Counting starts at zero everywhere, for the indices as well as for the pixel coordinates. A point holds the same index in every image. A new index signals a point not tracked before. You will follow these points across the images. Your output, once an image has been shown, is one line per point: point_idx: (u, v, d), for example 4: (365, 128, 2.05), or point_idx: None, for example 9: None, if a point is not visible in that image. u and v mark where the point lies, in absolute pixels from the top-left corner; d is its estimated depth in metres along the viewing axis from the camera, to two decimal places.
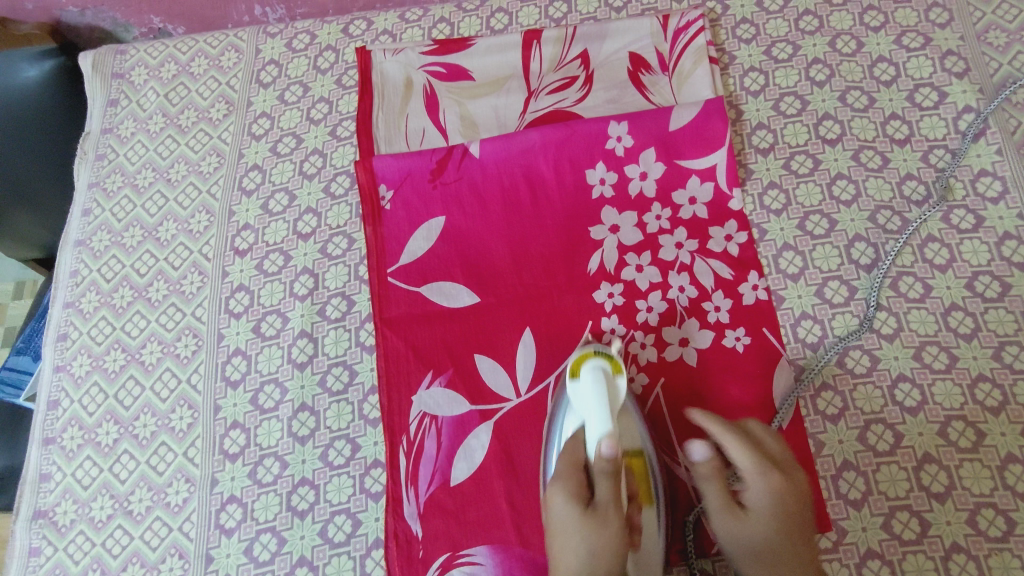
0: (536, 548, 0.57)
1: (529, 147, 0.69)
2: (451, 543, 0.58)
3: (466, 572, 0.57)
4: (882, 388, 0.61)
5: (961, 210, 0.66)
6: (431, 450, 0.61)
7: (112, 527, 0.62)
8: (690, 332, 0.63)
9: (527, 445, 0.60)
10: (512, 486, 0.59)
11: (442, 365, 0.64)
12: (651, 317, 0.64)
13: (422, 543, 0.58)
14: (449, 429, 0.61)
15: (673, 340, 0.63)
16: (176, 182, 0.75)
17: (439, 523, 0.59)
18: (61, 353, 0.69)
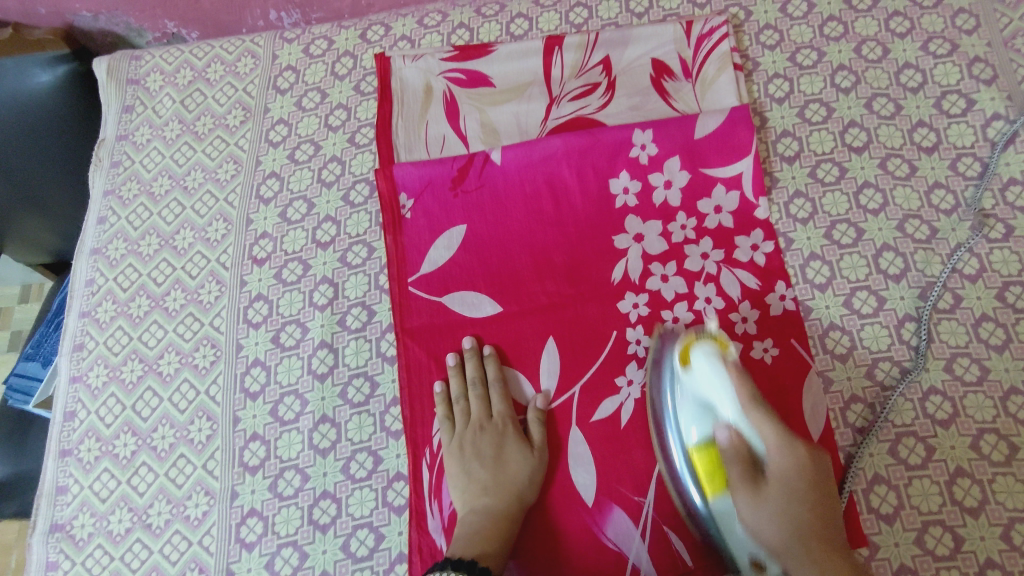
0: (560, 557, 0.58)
1: (551, 154, 0.68)
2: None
3: None
4: (914, 401, 0.60)
5: (991, 219, 0.65)
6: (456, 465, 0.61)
7: (130, 540, 0.61)
8: None
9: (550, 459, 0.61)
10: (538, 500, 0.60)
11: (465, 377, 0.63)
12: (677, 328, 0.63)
13: None
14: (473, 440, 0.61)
15: None
16: (193, 189, 0.74)
17: None
18: (77, 363, 0.69)
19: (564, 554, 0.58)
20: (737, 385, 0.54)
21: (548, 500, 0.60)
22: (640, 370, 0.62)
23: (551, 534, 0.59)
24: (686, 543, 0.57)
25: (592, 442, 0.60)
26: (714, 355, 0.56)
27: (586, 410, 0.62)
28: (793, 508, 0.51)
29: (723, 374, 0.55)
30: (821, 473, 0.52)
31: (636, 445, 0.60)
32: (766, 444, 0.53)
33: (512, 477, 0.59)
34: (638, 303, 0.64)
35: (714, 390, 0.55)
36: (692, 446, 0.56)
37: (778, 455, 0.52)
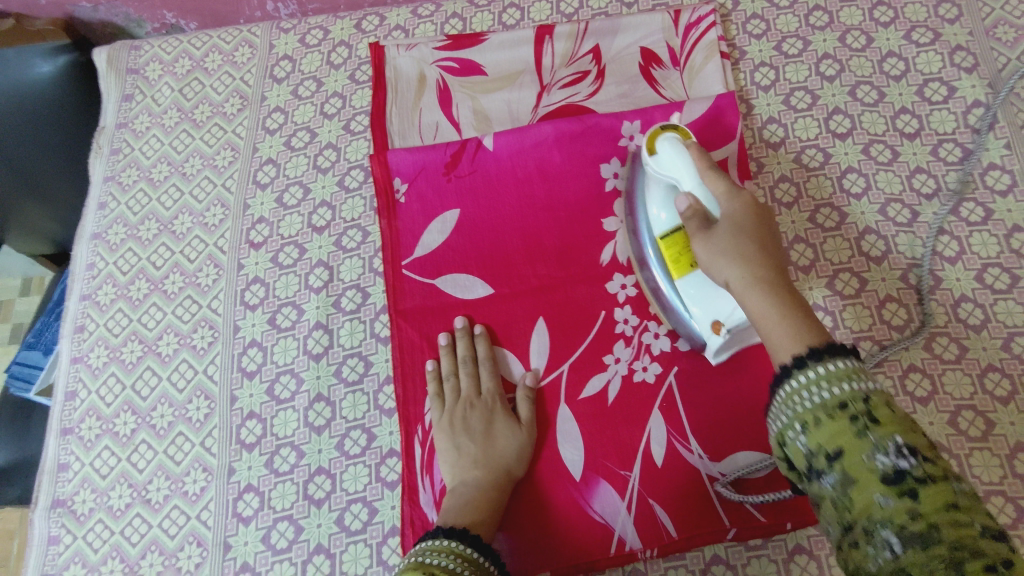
0: (548, 529, 0.60)
1: (542, 140, 0.70)
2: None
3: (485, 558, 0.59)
4: (894, 379, 0.61)
5: (971, 204, 0.67)
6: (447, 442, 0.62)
7: (130, 515, 0.63)
8: None
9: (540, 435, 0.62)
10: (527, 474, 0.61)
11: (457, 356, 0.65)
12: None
13: None
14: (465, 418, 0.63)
15: None
16: (191, 175, 0.75)
17: None
18: (78, 344, 0.70)
19: (553, 527, 0.60)
20: (695, 156, 0.57)
21: (537, 475, 0.61)
22: (627, 349, 0.64)
23: (541, 508, 0.60)
24: (671, 516, 0.58)
25: (580, 419, 0.62)
26: (678, 139, 0.59)
27: (574, 388, 0.63)
28: (740, 242, 0.52)
29: (682, 150, 0.57)
30: (770, 229, 0.53)
31: (623, 422, 0.61)
32: (716, 198, 0.54)
33: (502, 451, 0.60)
34: (625, 284, 0.66)
35: (671, 164, 0.58)
36: (660, 236, 0.59)
37: (726, 204, 0.54)
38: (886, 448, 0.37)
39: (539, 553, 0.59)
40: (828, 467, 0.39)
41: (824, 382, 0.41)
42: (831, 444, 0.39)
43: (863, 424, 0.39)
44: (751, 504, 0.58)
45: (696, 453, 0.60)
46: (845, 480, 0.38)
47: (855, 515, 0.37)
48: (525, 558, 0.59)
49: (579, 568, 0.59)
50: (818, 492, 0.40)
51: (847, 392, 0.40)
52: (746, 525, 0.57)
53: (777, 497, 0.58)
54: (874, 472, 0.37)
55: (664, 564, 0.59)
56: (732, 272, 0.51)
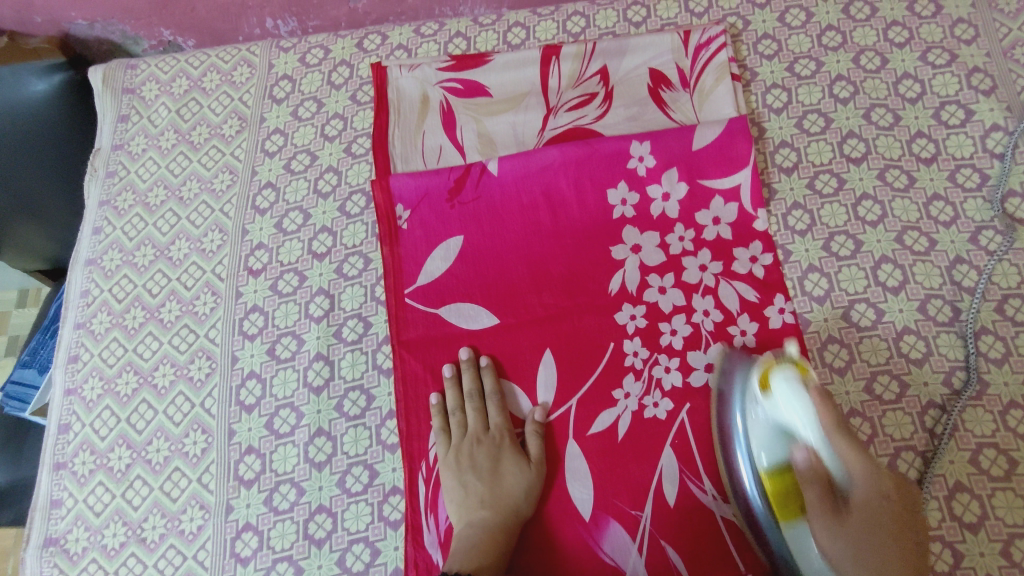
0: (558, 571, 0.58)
1: (549, 165, 0.68)
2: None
3: None
4: (912, 415, 0.59)
5: (990, 232, 0.65)
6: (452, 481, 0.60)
7: (125, 555, 0.61)
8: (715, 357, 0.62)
9: (548, 473, 0.60)
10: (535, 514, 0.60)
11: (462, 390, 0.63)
12: (675, 340, 0.63)
13: None
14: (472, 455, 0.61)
15: (698, 364, 0.62)
16: (188, 200, 0.74)
17: None
18: (72, 375, 0.68)
19: (562, 569, 0.58)
20: (823, 413, 0.49)
21: (545, 514, 0.59)
22: (637, 383, 0.62)
23: (550, 549, 0.59)
24: (683, 558, 0.57)
25: (589, 456, 0.60)
26: (798, 383, 0.51)
27: (582, 423, 0.61)
28: (877, 540, 0.47)
29: (807, 399, 0.50)
30: (905, 503, 0.49)
31: (633, 459, 0.60)
32: (849, 469, 0.48)
33: (511, 489, 0.59)
34: (635, 315, 0.64)
35: (795, 413, 0.50)
36: (764, 470, 0.53)
37: (858, 472, 0.48)
38: None
39: None
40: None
41: None
42: None
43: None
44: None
45: (710, 494, 0.58)
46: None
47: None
48: None
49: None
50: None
51: None
52: (761, 569, 0.56)
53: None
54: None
55: None
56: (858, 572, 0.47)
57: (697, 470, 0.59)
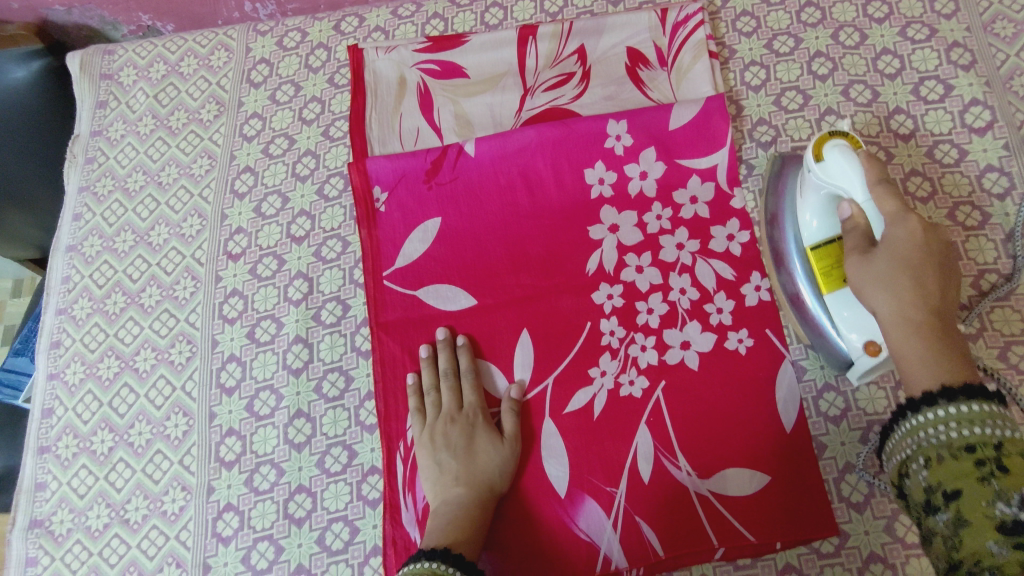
0: (535, 548, 0.59)
1: (526, 145, 0.68)
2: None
3: None
4: (887, 389, 0.60)
5: (967, 207, 0.65)
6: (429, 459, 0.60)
7: (109, 536, 0.62)
8: (691, 335, 0.62)
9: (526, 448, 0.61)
10: (515, 489, 0.60)
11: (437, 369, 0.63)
12: (651, 319, 0.63)
13: None
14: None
15: (674, 342, 0.62)
16: (167, 185, 0.74)
17: None
18: (55, 360, 0.69)
19: (538, 547, 0.59)
20: (868, 170, 0.53)
21: (524, 489, 0.60)
22: (613, 361, 0.62)
23: (524, 526, 0.59)
24: (657, 534, 0.58)
25: (565, 434, 0.61)
26: (847, 150, 0.54)
27: (558, 402, 0.62)
28: (896, 269, 0.50)
29: (854, 160, 0.54)
30: (941, 256, 0.50)
31: (609, 436, 0.60)
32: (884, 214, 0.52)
33: (488, 466, 0.59)
34: (612, 295, 0.64)
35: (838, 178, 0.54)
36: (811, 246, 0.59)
37: (891, 225, 0.51)
38: (1010, 500, 0.40)
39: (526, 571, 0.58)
40: (945, 504, 0.42)
41: (957, 418, 0.43)
42: (953, 486, 0.42)
43: (990, 471, 0.41)
44: (739, 521, 0.57)
45: (684, 469, 0.59)
46: (959, 519, 0.41)
47: (963, 549, 0.40)
48: None
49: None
50: (931, 527, 0.43)
51: (977, 436, 0.42)
52: (734, 543, 0.57)
53: (763, 514, 0.57)
54: (992, 519, 0.40)
55: None
56: (887, 310, 0.50)
57: (672, 446, 0.59)
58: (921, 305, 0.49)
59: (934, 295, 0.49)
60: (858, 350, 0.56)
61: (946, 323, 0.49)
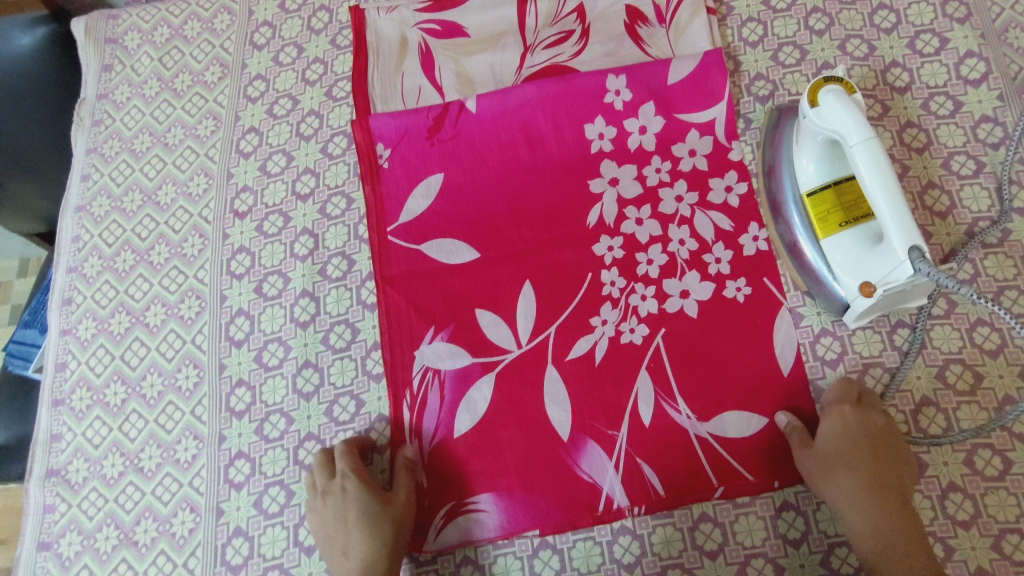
0: (535, 493, 0.60)
1: (526, 101, 0.69)
2: (457, 493, 0.60)
3: (474, 518, 0.60)
4: (881, 333, 0.62)
5: (962, 157, 0.66)
6: (435, 403, 0.62)
7: (123, 483, 0.63)
8: (690, 284, 0.63)
9: (530, 394, 0.62)
10: (518, 435, 0.61)
11: (443, 321, 0.64)
12: (651, 269, 0.64)
13: (428, 491, 0.60)
14: (451, 383, 0.63)
15: (673, 291, 0.63)
16: (174, 146, 0.75)
17: (446, 472, 0.61)
18: (66, 317, 0.70)
19: (540, 488, 0.60)
20: (859, 116, 0.54)
21: (526, 435, 0.61)
22: (614, 310, 0.64)
23: (526, 469, 0.60)
24: (658, 474, 0.59)
25: (567, 381, 0.62)
26: (842, 95, 0.55)
27: (561, 349, 0.63)
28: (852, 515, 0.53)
29: (845, 106, 0.55)
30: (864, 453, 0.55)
31: (610, 381, 0.62)
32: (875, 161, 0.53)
33: (370, 533, 0.55)
34: (612, 247, 0.65)
35: (834, 124, 0.55)
36: (807, 193, 0.61)
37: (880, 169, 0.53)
38: None
39: (529, 515, 0.59)
40: None
41: None
42: None
43: None
44: (738, 462, 0.59)
45: (684, 412, 0.60)
46: None
47: None
48: (514, 522, 0.59)
49: (565, 528, 0.59)
50: None
51: None
52: (733, 482, 0.58)
53: (760, 454, 0.59)
54: None
55: (651, 521, 0.59)
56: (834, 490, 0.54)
57: (671, 390, 0.61)
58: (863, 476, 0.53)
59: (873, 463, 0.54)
60: (854, 291, 0.58)
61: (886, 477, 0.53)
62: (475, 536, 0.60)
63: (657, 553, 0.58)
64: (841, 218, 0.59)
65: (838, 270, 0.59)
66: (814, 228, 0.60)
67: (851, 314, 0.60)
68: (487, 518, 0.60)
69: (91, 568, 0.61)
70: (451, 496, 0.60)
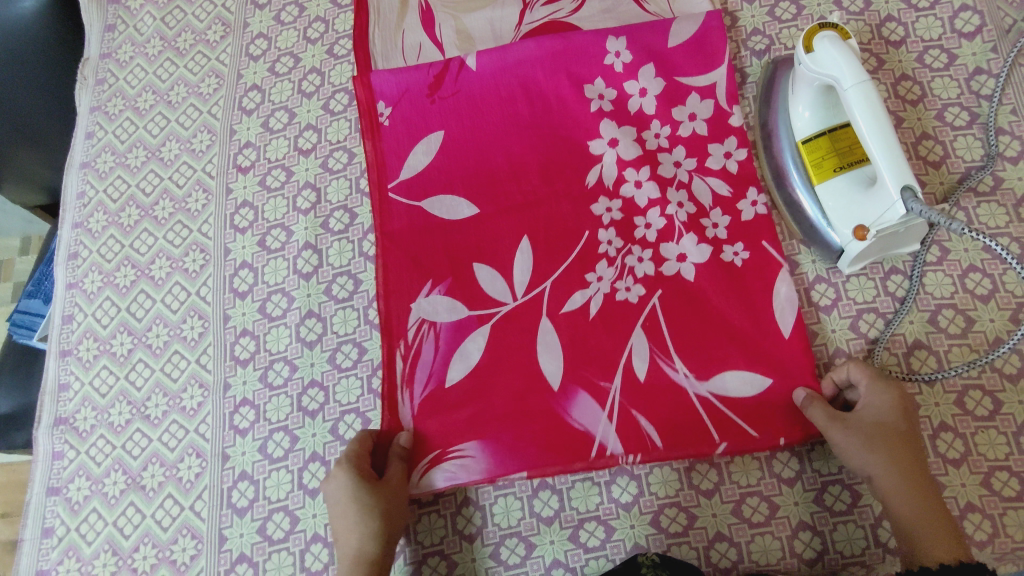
0: (520, 447, 0.59)
1: (526, 57, 0.70)
2: (442, 440, 0.59)
3: (456, 465, 0.59)
4: (875, 280, 0.63)
5: (955, 108, 0.67)
6: (429, 355, 0.62)
7: (131, 430, 0.64)
8: (688, 247, 0.63)
9: (527, 347, 0.61)
10: (510, 387, 0.60)
11: (441, 274, 0.64)
12: (649, 233, 0.64)
13: (414, 439, 0.60)
14: (447, 336, 0.62)
15: (671, 254, 0.63)
16: (176, 103, 0.76)
17: (433, 421, 0.60)
18: (73, 271, 0.72)
19: (529, 433, 0.59)
20: (853, 60, 0.55)
21: (518, 387, 0.60)
22: (611, 268, 0.63)
23: (516, 415, 0.59)
24: (656, 427, 0.58)
25: (560, 330, 0.61)
26: (837, 40, 0.56)
27: (555, 301, 0.62)
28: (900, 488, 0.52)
29: (841, 51, 0.56)
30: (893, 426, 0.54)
31: (605, 332, 0.61)
32: (868, 105, 0.54)
33: (363, 528, 0.54)
34: (611, 208, 0.65)
35: (829, 69, 0.56)
36: (801, 140, 0.62)
37: (872, 113, 0.54)
38: None
39: (511, 466, 0.58)
40: None
41: None
42: None
43: None
44: (740, 418, 0.58)
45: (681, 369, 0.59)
46: None
47: None
48: (495, 471, 0.58)
49: (553, 471, 0.58)
50: None
51: None
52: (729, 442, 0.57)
53: (763, 412, 0.58)
54: None
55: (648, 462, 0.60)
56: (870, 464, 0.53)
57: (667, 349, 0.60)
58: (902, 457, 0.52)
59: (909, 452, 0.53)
60: (848, 237, 0.59)
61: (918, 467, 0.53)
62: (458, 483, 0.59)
63: (655, 493, 0.59)
64: (835, 164, 0.60)
65: (832, 216, 0.60)
66: (809, 176, 0.61)
67: (845, 260, 0.61)
68: (471, 464, 0.59)
69: (100, 512, 0.62)
70: (436, 444, 0.59)
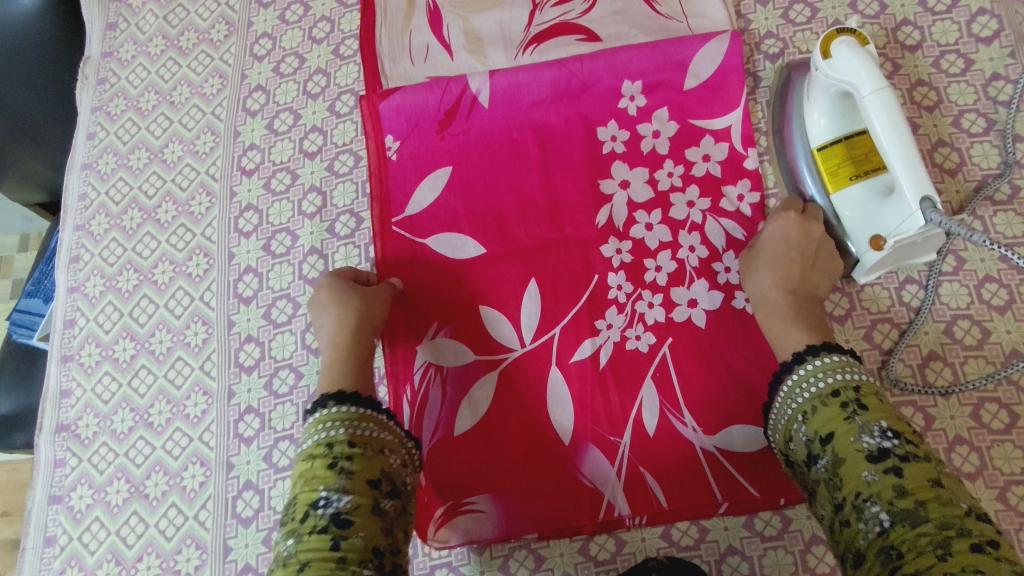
0: (533, 499, 0.58)
1: (538, 99, 0.67)
2: (455, 491, 0.59)
3: (470, 518, 0.59)
4: (890, 289, 0.62)
5: (972, 115, 0.66)
6: (436, 401, 0.61)
7: (134, 438, 0.64)
8: (698, 294, 0.61)
9: (537, 394, 0.61)
10: (519, 438, 0.60)
11: (446, 315, 0.63)
12: (659, 276, 0.62)
13: (426, 491, 0.60)
14: (454, 378, 0.62)
15: (681, 300, 0.61)
16: (179, 104, 0.74)
17: (444, 472, 0.60)
18: (74, 274, 0.70)
19: (540, 489, 0.59)
20: (874, 67, 0.54)
21: (528, 438, 0.60)
22: (621, 315, 0.62)
23: (527, 467, 0.59)
24: (662, 485, 0.58)
25: (571, 382, 0.60)
26: (857, 46, 0.55)
27: (564, 351, 0.61)
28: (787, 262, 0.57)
29: (863, 57, 0.54)
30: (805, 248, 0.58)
31: (615, 388, 0.60)
32: (887, 114, 0.53)
33: (341, 308, 0.59)
34: (621, 249, 0.63)
35: (849, 75, 0.55)
36: (817, 147, 0.61)
37: (892, 124, 0.52)
38: (873, 432, 0.45)
39: (526, 521, 0.58)
40: (823, 450, 0.47)
41: (825, 375, 0.49)
42: (828, 431, 0.47)
43: (853, 413, 0.47)
44: (751, 473, 0.57)
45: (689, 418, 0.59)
46: (837, 460, 0.46)
47: (845, 484, 0.45)
48: (509, 525, 0.58)
49: (566, 529, 0.58)
50: (817, 477, 0.48)
51: (840, 383, 0.49)
52: (737, 499, 0.57)
53: (775, 469, 0.57)
54: (861, 452, 0.45)
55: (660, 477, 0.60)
56: (762, 279, 0.58)
57: (676, 396, 0.59)
58: (792, 286, 0.57)
59: (805, 300, 0.57)
60: (864, 246, 0.58)
61: (812, 315, 0.56)
62: (475, 535, 0.58)
63: None
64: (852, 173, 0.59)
65: (848, 223, 0.60)
66: (824, 183, 0.61)
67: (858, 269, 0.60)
68: (487, 517, 0.58)
69: (103, 521, 0.62)
70: (449, 494, 0.59)
